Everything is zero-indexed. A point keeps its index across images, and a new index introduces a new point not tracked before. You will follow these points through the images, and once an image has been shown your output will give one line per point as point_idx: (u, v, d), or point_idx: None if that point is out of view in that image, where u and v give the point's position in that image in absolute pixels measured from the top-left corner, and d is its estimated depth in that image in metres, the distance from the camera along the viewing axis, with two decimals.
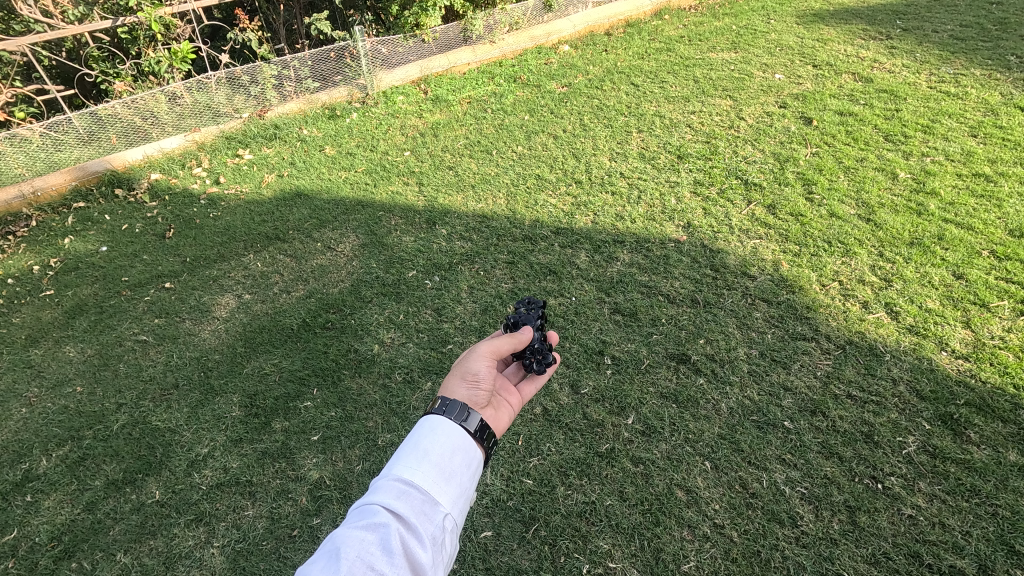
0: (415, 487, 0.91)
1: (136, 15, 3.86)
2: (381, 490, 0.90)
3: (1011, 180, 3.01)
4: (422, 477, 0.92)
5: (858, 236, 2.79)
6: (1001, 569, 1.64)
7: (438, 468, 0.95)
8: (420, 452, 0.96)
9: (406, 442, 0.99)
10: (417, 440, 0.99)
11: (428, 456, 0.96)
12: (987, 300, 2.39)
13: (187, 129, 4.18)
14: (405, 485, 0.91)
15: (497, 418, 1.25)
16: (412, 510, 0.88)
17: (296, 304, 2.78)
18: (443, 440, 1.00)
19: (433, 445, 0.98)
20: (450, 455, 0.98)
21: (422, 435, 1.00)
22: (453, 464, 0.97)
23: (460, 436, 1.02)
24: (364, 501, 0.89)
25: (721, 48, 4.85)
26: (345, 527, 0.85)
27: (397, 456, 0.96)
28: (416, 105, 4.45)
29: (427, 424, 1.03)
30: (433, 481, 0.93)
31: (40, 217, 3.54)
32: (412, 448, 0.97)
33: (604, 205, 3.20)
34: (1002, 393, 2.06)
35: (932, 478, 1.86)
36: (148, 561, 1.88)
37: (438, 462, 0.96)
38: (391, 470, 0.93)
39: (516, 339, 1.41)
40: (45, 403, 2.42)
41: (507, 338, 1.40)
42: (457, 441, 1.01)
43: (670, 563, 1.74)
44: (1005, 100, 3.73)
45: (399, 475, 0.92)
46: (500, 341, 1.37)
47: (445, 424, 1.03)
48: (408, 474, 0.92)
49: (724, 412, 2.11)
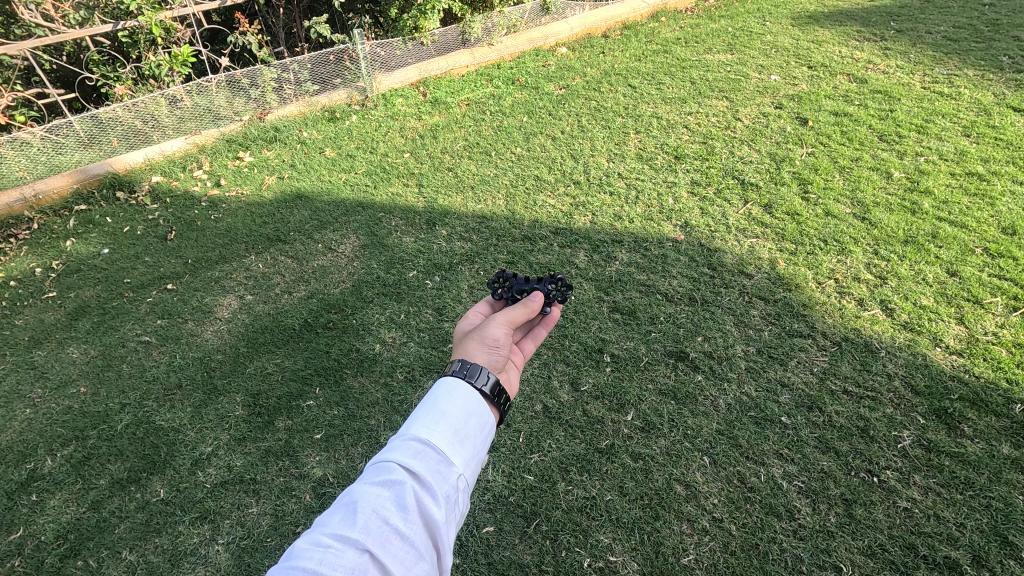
0: (430, 446, 0.92)
1: (136, 19, 3.89)
2: (398, 448, 0.92)
3: (1004, 179, 3.05)
4: (437, 437, 0.93)
5: (854, 235, 2.82)
6: (995, 560, 1.67)
7: (453, 429, 0.95)
8: (437, 413, 0.97)
9: (423, 403, 1.00)
10: (434, 400, 1.00)
11: (444, 417, 0.97)
12: (981, 297, 2.42)
13: (187, 132, 4.20)
14: (420, 444, 0.92)
15: (515, 380, 1.27)
16: (427, 468, 0.89)
17: (298, 304, 2.81)
18: (460, 402, 1.00)
19: (448, 405, 0.99)
20: (466, 417, 0.98)
21: (437, 394, 1.01)
22: (468, 426, 0.97)
23: (474, 398, 1.02)
24: (380, 458, 0.91)
25: (717, 50, 4.89)
26: (362, 483, 0.88)
27: (414, 416, 0.97)
28: (416, 107, 4.48)
29: (443, 386, 1.03)
30: (447, 442, 0.94)
31: (42, 219, 3.56)
32: (429, 409, 0.98)
33: (603, 205, 3.23)
34: (995, 387, 2.09)
35: (927, 471, 1.89)
36: (154, 559, 1.90)
37: (453, 423, 0.96)
38: (409, 428, 0.94)
39: (533, 302, 1.40)
40: (49, 403, 2.44)
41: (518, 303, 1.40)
42: (472, 403, 1.01)
43: (670, 556, 1.76)
44: (998, 100, 3.77)
45: (416, 434, 0.93)
46: (515, 307, 1.36)
47: (460, 385, 1.03)
48: (424, 434, 0.93)
49: (722, 408, 2.14)
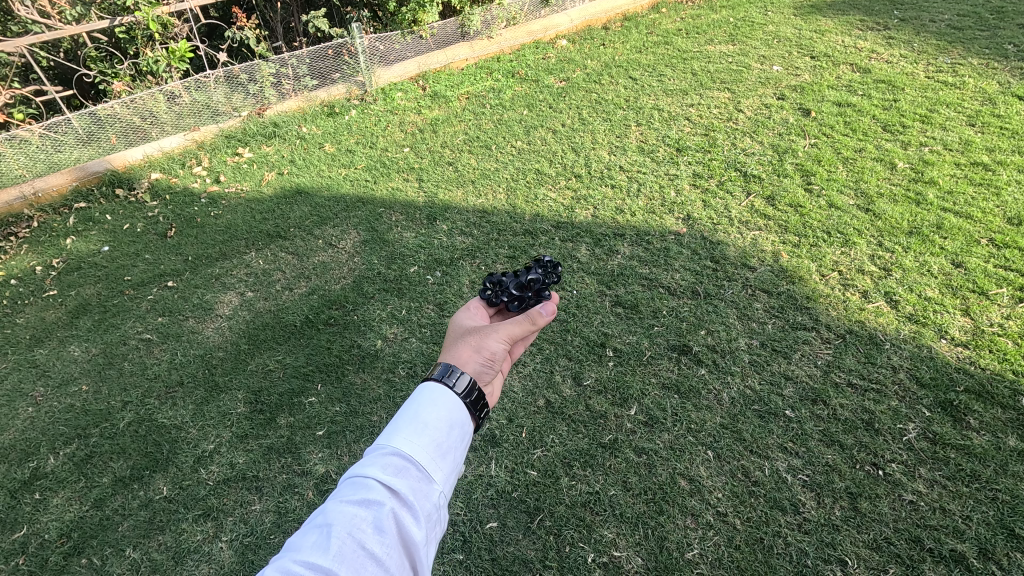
0: (409, 462, 0.89)
1: (134, 14, 3.87)
2: (376, 463, 0.88)
3: (1009, 168, 3.02)
4: (418, 451, 0.90)
5: (857, 226, 2.80)
6: (1001, 553, 1.67)
7: (435, 442, 0.93)
8: (419, 423, 0.95)
9: (404, 413, 0.97)
10: (416, 410, 0.97)
11: (426, 430, 0.94)
12: (987, 288, 2.40)
13: (186, 128, 4.18)
14: (400, 459, 0.89)
15: (496, 391, 1.27)
16: (406, 486, 0.86)
17: (299, 301, 2.79)
18: (443, 412, 0.98)
19: (430, 415, 0.96)
20: (448, 429, 0.96)
21: (418, 401, 0.99)
22: (449, 440, 0.95)
23: (457, 408, 1.00)
24: (357, 474, 0.87)
25: (719, 41, 4.84)
26: (337, 501, 0.84)
27: (395, 427, 0.94)
28: (415, 101, 4.44)
29: (425, 395, 1.00)
30: (429, 457, 0.91)
31: (41, 217, 3.55)
32: (411, 419, 0.95)
33: (605, 198, 3.20)
34: (1001, 378, 2.08)
35: (932, 464, 1.88)
36: (158, 556, 1.90)
37: (435, 436, 0.94)
38: (388, 440, 0.91)
39: (544, 317, 1.31)
40: (51, 401, 2.44)
41: (530, 312, 1.31)
42: (455, 415, 0.99)
43: (675, 551, 1.76)
44: (1003, 88, 3.73)
45: (395, 447, 0.90)
46: (521, 317, 1.29)
47: (441, 390, 1.01)
48: (405, 448, 0.90)
49: (726, 402, 2.13)
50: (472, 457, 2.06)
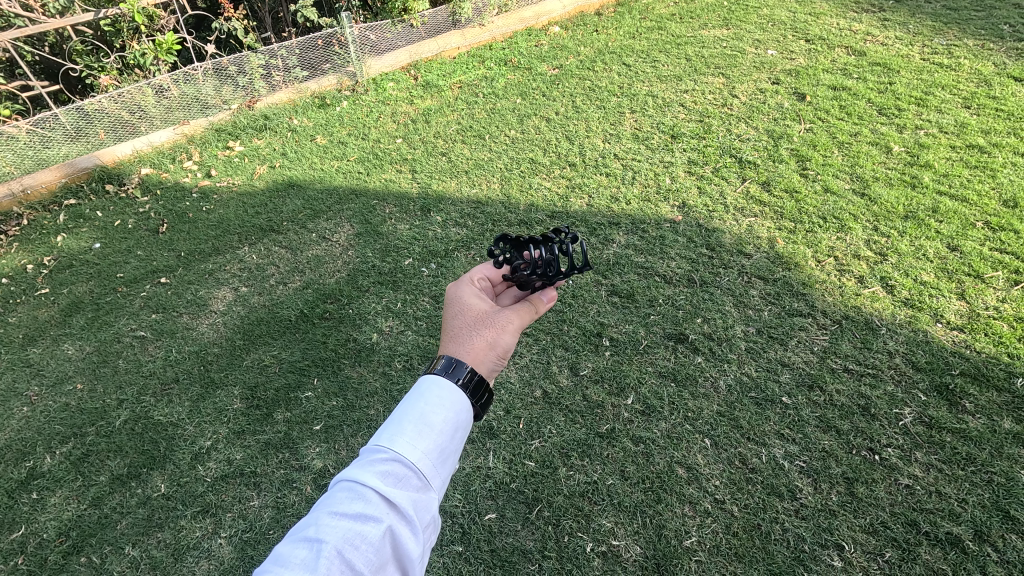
0: (410, 471, 0.88)
1: (119, 7, 3.77)
2: (374, 470, 0.86)
3: (1005, 151, 3.01)
4: (420, 459, 0.89)
5: (853, 211, 2.79)
6: (996, 535, 1.68)
7: (436, 447, 0.92)
8: (422, 426, 0.93)
9: (406, 411, 0.95)
10: (420, 410, 0.95)
11: (428, 434, 0.93)
12: (982, 271, 2.40)
13: (176, 122, 4.12)
14: (400, 467, 0.88)
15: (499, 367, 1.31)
16: (405, 497, 0.85)
17: (294, 295, 2.77)
18: (445, 412, 0.96)
19: (432, 416, 0.95)
20: (449, 434, 0.95)
21: (421, 398, 0.97)
22: (449, 444, 0.95)
23: (461, 407, 0.99)
24: (353, 481, 0.85)
25: (713, 25, 4.78)
26: (328, 512, 0.82)
27: (394, 428, 0.92)
28: (407, 91, 4.38)
29: (428, 390, 0.99)
30: (430, 465, 0.90)
31: (31, 215, 3.51)
32: (412, 420, 0.94)
33: (599, 187, 3.18)
34: (996, 361, 2.08)
35: (928, 448, 1.89)
36: (158, 553, 1.90)
37: (437, 442, 0.93)
38: (389, 444, 0.89)
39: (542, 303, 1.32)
40: (46, 401, 2.43)
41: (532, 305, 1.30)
42: (459, 415, 0.98)
43: (672, 539, 1.77)
44: (999, 70, 3.71)
45: (395, 454, 0.88)
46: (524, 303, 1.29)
47: (445, 384, 1.00)
48: (406, 456, 0.88)
49: (722, 389, 2.13)
50: (470, 449, 2.06)
